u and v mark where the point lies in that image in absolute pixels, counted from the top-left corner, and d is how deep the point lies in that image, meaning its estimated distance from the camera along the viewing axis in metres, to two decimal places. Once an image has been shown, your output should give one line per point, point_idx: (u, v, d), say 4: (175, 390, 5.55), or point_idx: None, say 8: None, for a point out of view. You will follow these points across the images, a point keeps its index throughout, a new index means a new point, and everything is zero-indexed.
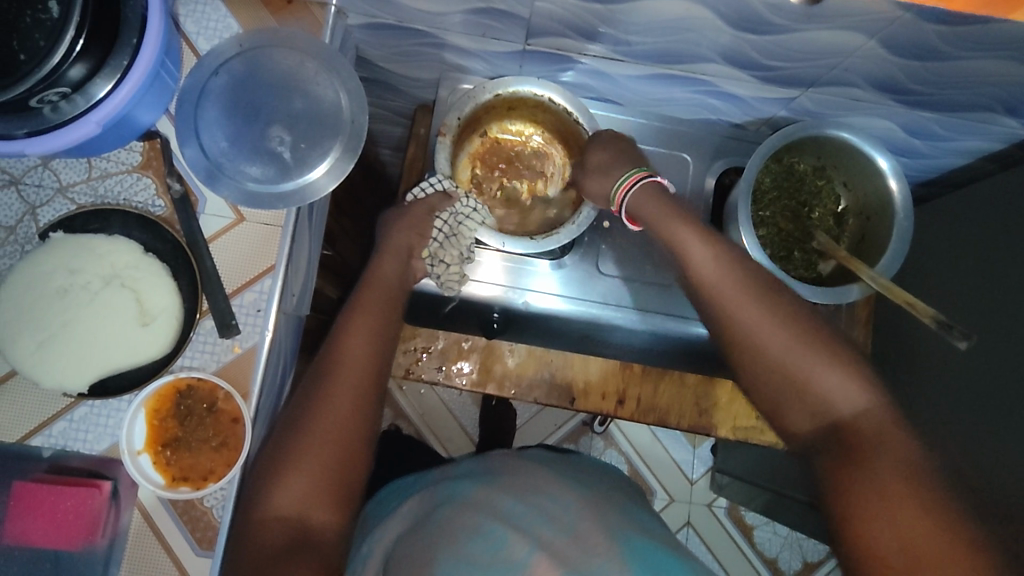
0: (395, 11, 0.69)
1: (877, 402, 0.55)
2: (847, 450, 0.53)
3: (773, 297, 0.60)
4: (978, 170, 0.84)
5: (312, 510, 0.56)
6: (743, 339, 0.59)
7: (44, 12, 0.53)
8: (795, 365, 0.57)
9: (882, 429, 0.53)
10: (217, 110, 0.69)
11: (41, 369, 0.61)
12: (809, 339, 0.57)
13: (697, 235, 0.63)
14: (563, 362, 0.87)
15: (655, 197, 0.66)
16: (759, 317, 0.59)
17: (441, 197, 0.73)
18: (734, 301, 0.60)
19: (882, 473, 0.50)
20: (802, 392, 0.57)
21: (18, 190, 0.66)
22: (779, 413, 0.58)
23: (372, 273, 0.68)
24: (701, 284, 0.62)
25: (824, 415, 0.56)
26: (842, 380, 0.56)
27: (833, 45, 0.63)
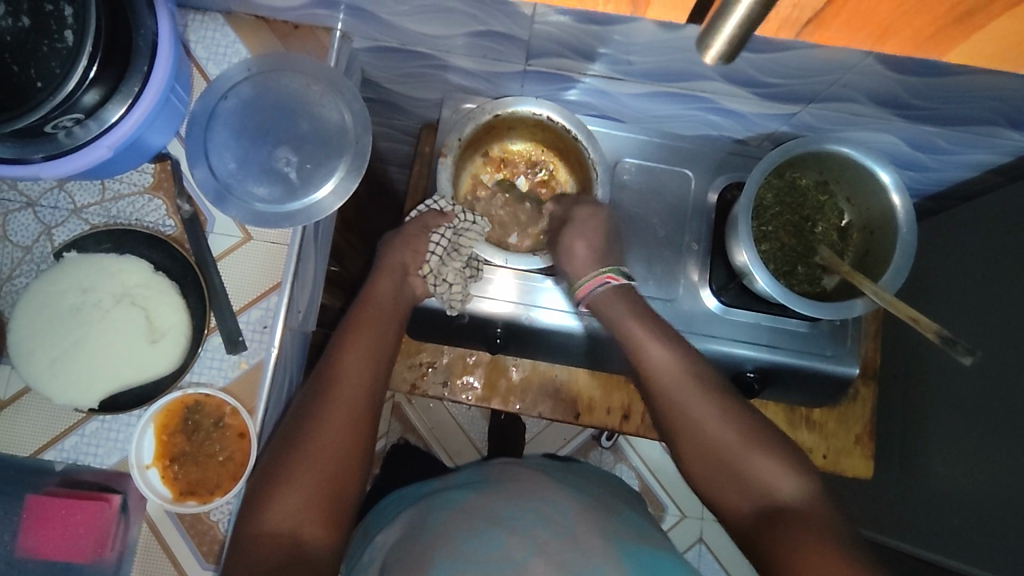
0: (398, 34, 0.70)
1: (812, 490, 0.57)
2: (790, 534, 0.54)
3: (719, 393, 0.63)
4: (985, 183, 0.83)
5: (306, 525, 0.56)
6: (690, 431, 0.62)
7: (59, 41, 0.55)
8: (738, 454, 0.60)
9: (811, 510, 0.56)
10: (227, 133, 0.71)
11: (53, 386, 0.63)
12: (749, 431, 0.61)
13: (654, 334, 0.67)
14: (567, 377, 0.89)
15: (622, 297, 0.70)
16: (705, 410, 0.62)
17: (436, 215, 0.75)
18: (681, 394, 0.63)
19: (816, 552, 0.52)
20: (742, 478, 0.59)
21: (35, 212, 0.68)
22: (719, 498, 0.61)
23: (366, 296, 0.71)
24: (653, 378, 0.65)
25: (761, 499, 0.58)
26: (776, 468, 0.58)
27: (829, 61, 0.63)
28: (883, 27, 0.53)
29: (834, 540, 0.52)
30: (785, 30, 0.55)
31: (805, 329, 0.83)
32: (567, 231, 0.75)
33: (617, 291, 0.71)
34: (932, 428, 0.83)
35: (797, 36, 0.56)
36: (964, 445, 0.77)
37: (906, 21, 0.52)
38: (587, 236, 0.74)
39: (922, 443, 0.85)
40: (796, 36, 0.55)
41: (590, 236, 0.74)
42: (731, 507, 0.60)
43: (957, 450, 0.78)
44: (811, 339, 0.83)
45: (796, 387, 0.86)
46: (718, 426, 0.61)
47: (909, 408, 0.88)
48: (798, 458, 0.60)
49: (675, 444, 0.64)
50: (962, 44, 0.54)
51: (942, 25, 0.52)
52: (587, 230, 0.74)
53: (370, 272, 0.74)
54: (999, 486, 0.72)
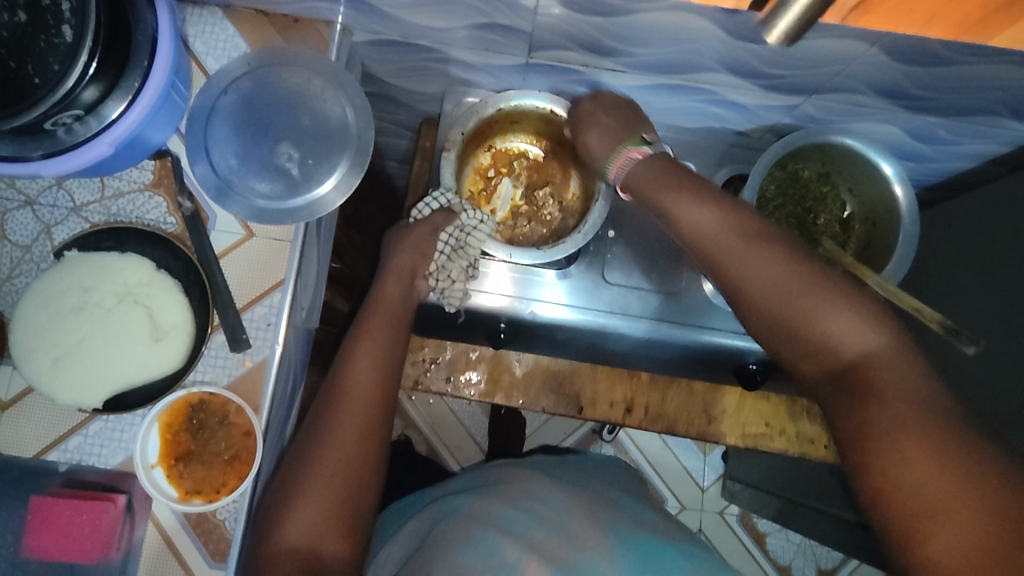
0: (399, 27, 0.70)
1: (891, 341, 0.49)
2: (866, 400, 0.48)
3: (768, 242, 0.54)
4: (985, 173, 0.84)
5: (324, 539, 0.55)
6: (743, 294, 0.54)
7: (56, 37, 0.54)
8: (798, 314, 0.52)
9: (894, 369, 0.48)
10: (227, 128, 0.70)
11: (56, 385, 0.62)
12: (811, 280, 0.52)
13: (690, 193, 0.58)
14: (570, 371, 0.89)
15: (650, 167, 0.62)
16: (757, 265, 0.54)
17: (444, 214, 0.74)
18: (727, 255, 0.55)
19: (894, 415, 0.46)
20: (807, 336, 0.51)
21: (34, 210, 0.67)
22: (784, 356, 0.54)
23: (375, 300, 0.69)
24: (697, 241, 0.57)
25: (831, 356, 0.51)
26: (850, 322, 0.50)
27: (833, 52, 0.63)
28: (930, 15, 0.53)
29: (920, 403, 0.46)
30: (832, 16, 0.55)
31: None
32: (581, 128, 0.71)
33: (643, 163, 0.64)
34: None
35: (844, 21, 0.56)
36: None
37: (952, 8, 0.51)
38: (600, 123, 0.69)
39: None
40: (843, 21, 0.56)
41: (603, 124, 0.69)
42: (800, 366, 0.54)
43: None
44: None
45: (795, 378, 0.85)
46: (773, 283, 0.53)
47: None
48: (873, 306, 0.51)
49: (733, 302, 0.56)
50: (1008, 30, 0.54)
51: (992, 9, 0.51)
52: (597, 120, 0.70)
53: (376, 274, 0.72)
54: None
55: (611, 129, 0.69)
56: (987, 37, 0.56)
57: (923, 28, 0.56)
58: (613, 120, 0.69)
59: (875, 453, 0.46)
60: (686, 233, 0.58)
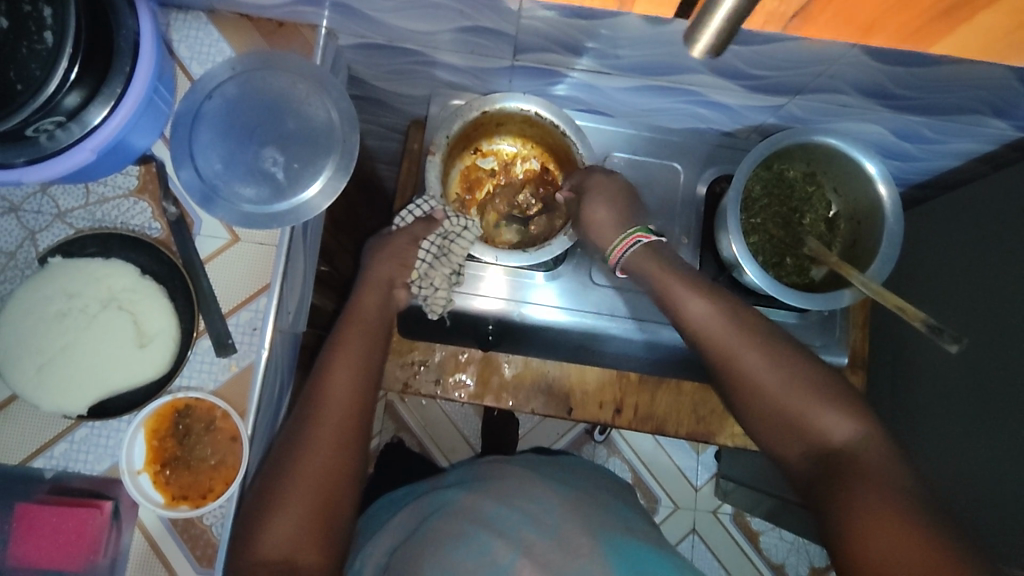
0: (384, 31, 0.70)
1: (870, 439, 0.56)
2: (850, 485, 0.53)
3: (765, 341, 0.62)
4: (970, 171, 0.84)
5: (300, 550, 0.55)
6: (745, 386, 0.61)
7: (39, 43, 0.54)
8: (794, 408, 0.59)
9: (876, 461, 0.55)
10: (212, 133, 0.70)
11: (40, 393, 0.62)
12: (808, 383, 0.60)
13: (695, 289, 0.65)
14: (559, 373, 0.86)
15: (652, 260, 0.68)
16: (757, 363, 0.61)
17: (424, 223, 0.74)
18: (734, 349, 0.62)
19: (882, 503, 0.51)
20: (800, 429, 0.59)
21: (18, 216, 0.67)
22: (777, 450, 0.61)
23: (352, 309, 0.69)
24: (704, 334, 0.64)
25: (820, 451, 0.58)
26: (837, 421, 0.58)
27: (814, 53, 0.63)
28: (872, 19, 0.51)
29: (903, 496, 0.51)
30: (771, 25, 0.53)
31: (795, 321, 0.85)
32: (586, 199, 0.72)
33: (650, 251, 0.68)
34: (917, 416, 0.84)
35: (783, 31, 0.54)
36: (952, 430, 0.78)
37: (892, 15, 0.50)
38: (608, 198, 0.72)
39: (907, 431, 0.86)
40: (783, 28, 0.53)
41: (608, 197, 0.72)
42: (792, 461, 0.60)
43: (941, 436, 0.80)
44: (801, 330, 0.86)
45: None
46: (772, 378, 0.60)
47: (896, 397, 0.89)
48: (858, 406, 0.59)
49: (733, 398, 0.63)
50: (948, 37, 0.52)
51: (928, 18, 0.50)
52: (606, 195, 0.72)
53: (355, 284, 0.72)
54: (982, 474, 0.72)
55: (615, 201, 0.71)
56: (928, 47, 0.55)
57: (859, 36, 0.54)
58: (623, 200, 0.72)
59: (859, 541, 0.50)
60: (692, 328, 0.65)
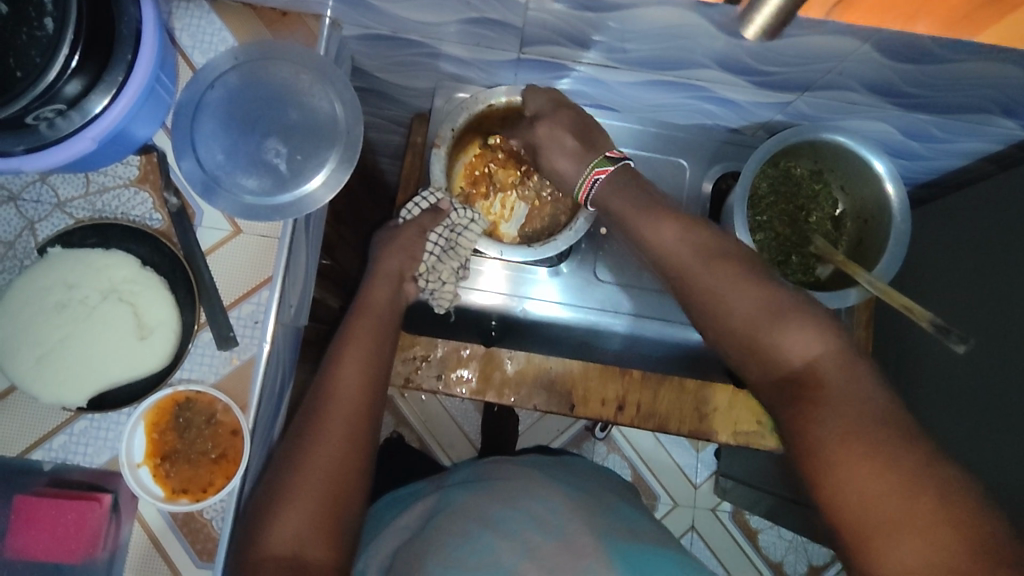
0: (389, 21, 0.69)
1: (831, 352, 0.56)
2: (810, 402, 0.54)
3: (729, 264, 0.62)
4: (978, 171, 0.84)
5: (308, 546, 0.54)
6: (710, 311, 0.61)
7: (39, 29, 0.53)
8: (756, 328, 0.59)
9: (837, 374, 0.55)
10: (214, 123, 0.70)
11: (39, 384, 0.62)
12: (769, 302, 0.59)
13: (662, 219, 0.65)
14: (562, 369, 0.85)
15: (612, 193, 0.69)
16: (722, 285, 0.61)
17: (431, 214, 0.73)
18: (699, 275, 0.62)
19: (839, 419, 0.52)
20: (763, 349, 0.59)
21: (17, 205, 0.66)
22: (744, 368, 0.61)
23: (362, 303, 0.68)
24: (669, 263, 0.65)
25: (783, 368, 0.58)
26: (799, 337, 0.57)
27: (825, 49, 0.62)
28: (920, 4, 0.49)
29: (861, 410, 0.52)
30: (816, 9, 0.52)
31: None
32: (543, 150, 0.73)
33: (611, 185, 0.69)
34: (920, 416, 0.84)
35: (827, 16, 0.53)
36: (956, 432, 0.78)
37: (943, 0, 0.49)
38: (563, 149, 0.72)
39: None
40: (824, 15, 0.53)
41: (565, 145, 0.72)
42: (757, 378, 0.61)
43: (945, 437, 0.79)
44: None
45: None
46: (735, 301, 0.60)
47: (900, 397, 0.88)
48: (819, 320, 0.58)
49: (700, 322, 0.63)
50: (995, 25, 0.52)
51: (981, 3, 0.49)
52: (557, 140, 0.72)
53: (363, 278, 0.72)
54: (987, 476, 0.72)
55: (573, 147, 0.71)
56: (971, 33, 0.54)
57: (905, 23, 0.53)
58: (577, 142, 0.71)
59: (820, 456, 0.52)
60: (657, 256, 0.66)
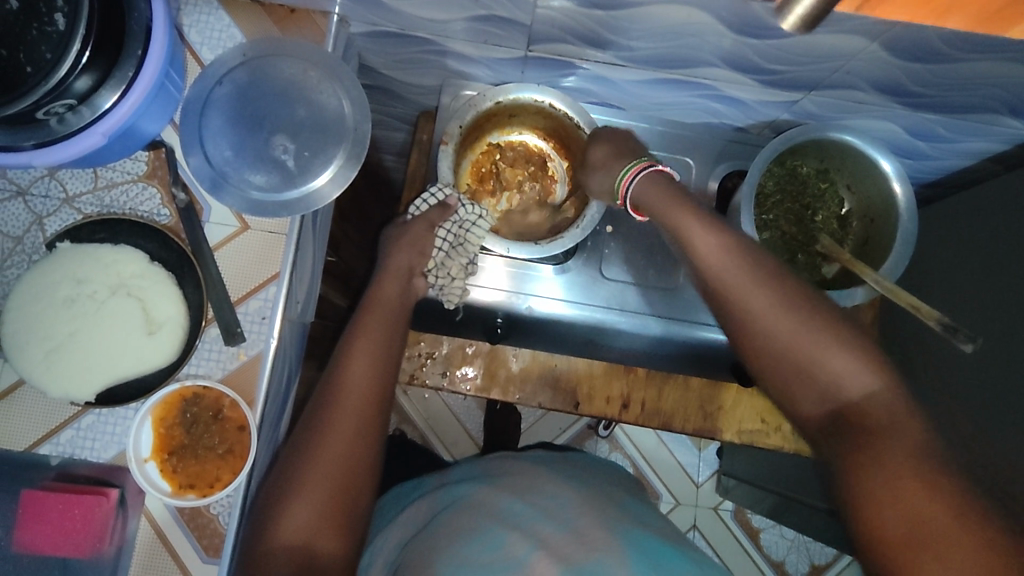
0: (397, 19, 0.69)
1: (884, 385, 0.53)
2: (866, 440, 0.51)
3: (779, 280, 0.57)
4: (983, 171, 0.84)
5: (318, 537, 0.55)
6: (751, 330, 0.57)
7: (49, 25, 0.53)
8: (805, 354, 0.55)
9: (891, 412, 0.52)
10: (222, 119, 0.69)
11: (47, 379, 0.62)
12: (820, 326, 0.55)
13: (703, 224, 0.60)
14: (567, 367, 0.85)
15: (664, 186, 0.63)
16: (768, 302, 0.56)
17: (439, 209, 0.73)
18: (742, 288, 0.57)
19: (901, 459, 0.49)
20: (809, 376, 0.55)
21: (25, 201, 0.66)
22: (783, 395, 0.57)
23: (372, 297, 0.68)
24: (709, 276, 0.59)
25: (833, 399, 0.54)
26: (852, 367, 0.54)
27: (833, 48, 0.62)
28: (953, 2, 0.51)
29: (921, 451, 0.49)
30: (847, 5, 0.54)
31: None
32: (593, 148, 0.72)
33: (662, 179, 0.64)
34: None
35: (858, 11, 0.54)
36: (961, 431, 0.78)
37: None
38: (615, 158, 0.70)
39: None
40: (857, 10, 0.54)
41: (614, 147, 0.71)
42: (799, 406, 0.57)
43: None
44: None
45: None
46: (780, 323, 0.56)
47: None
48: (870, 349, 0.55)
49: (735, 341, 0.59)
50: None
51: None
52: (611, 141, 0.71)
53: (374, 272, 0.72)
54: None
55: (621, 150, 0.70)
56: (1004, 28, 0.55)
57: (938, 19, 0.55)
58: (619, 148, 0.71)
59: (870, 495, 0.49)
60: (697, 267, 0.60)
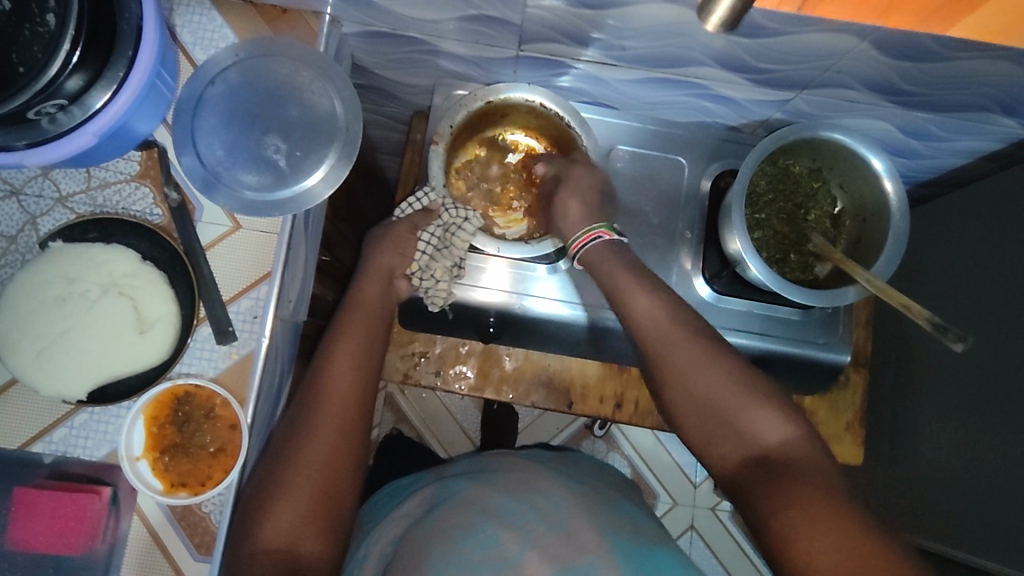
0: (389, 19, 0.69)
1: (798, 438, 0.58)
2: (784, 485, 0.54)
3: (706, 341, 0.64)
4: (977, 170, 0.84)
5: (303, 539, 0.55)
6: (678, 382, 0.62)
7: (41, 25, 0.53)
8: (728, 404, 0.60)
9: (806, 460, 0.56)
10: (215, 119, 0.70)
11: (40, 379, 0.62)
12: (740, 380, 0.61)
13: (645, 287, 0.67)
14: (561, 366, 0.87)
15: (610, 253, 0.71)
16: (693, 358, 0.62)
17: (422, 213, 0.75)
18: (672, 343, 0.64)
19: (814, 498, 0.52)
20: (732, 427, 0.59)
21: (19, 200, 0.67)
22: (709, 449, 0.61)
23: (354, 299, 0.69)
24: (644, 332, 0.65)
25: (753, 448, 0.58)
26: (768, 418, 0.58)
27: (823, 47, 0.62)
28: (888, 2, 0.49)
29: (831, 493, 0.52)
30: (787, 5, 0.53)
31: (798, 317, 0.85)
32: (562, 191, 0.75)
33: (610, 247, 0.71)
34: (921, 415, 0.84)
35: (800, 11, 0.54)
36: (956, 430, 0.78)
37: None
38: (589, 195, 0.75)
39: (912, 430, 0.85)
40: (799, 8, 0.53)
41: (583, 196, 0.74)
42: (723, 460, 0.60)
43: (947, 437, 0.79)
44: (804, 327, 0.85)
45: (787, 373, 0.88)
46: (705, 375, 0.61)
47: (900, 397, 0.88)
48: (787, 406, 0.60)
49: (665, 395, 0.64)
50: (968, 18, 0.50)
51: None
52: (580, 188, 0.75)
53: (355, 274, 0.72)
54: (989, 477, 0.72)
55: (588, 202, 0.74)
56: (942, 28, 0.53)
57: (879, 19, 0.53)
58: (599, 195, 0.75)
59: (781, 534, 0.51)
60: (637, 326, 0.67)
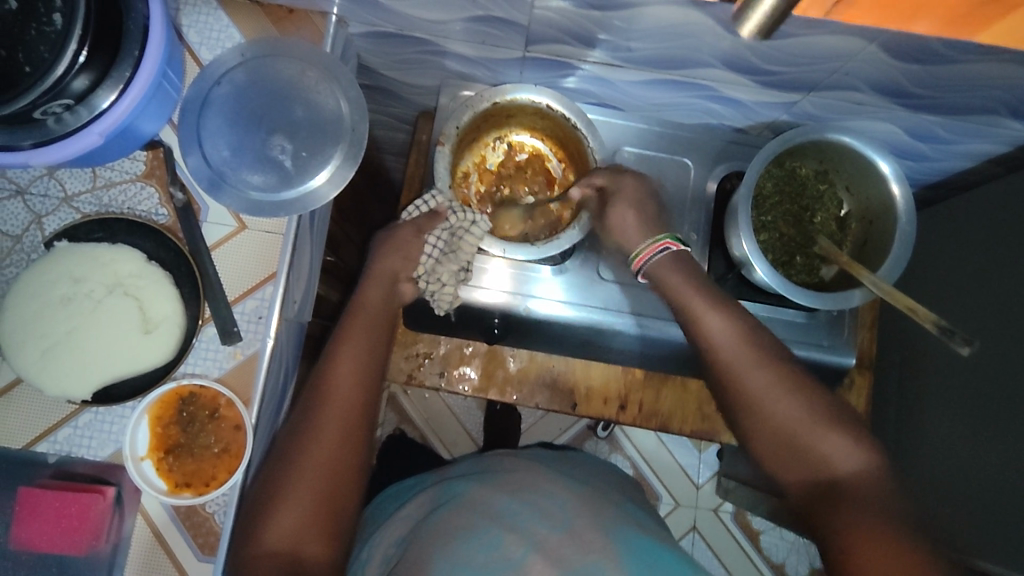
0: (395, 19, 0.69)
1: (870, 463, 0.60)
2: (854, 512, 0.57)
3: (776, 364, 0.64)
4: (984, 173, 0.84)
5: (305, 541, 0.55)
6: (752, 407, 0.63)
7: (48, 24, 0.53)
8: (801, 433, 0.61)
9: (878, 489, 0.58)
10: (220, 119, 0.70)
11: (45, 379, 0.62)
12: (815, 410, 0.62)
13: (715, 308, 0.66)
14: (565, 368, 0.87)
15: (677, 269, 0.69)
16: (768, 387, 0.63)
17: (429, 216, 0.73)
18: (748, 370, 0.64)
19: (878, 528, 0.55)
20: (804, 453, 0.62)
21: (24, 200, 0.67)
22: (777, 469, 0.64)
23: (358, 303, 0.68)
24: (715, 353, 0.65)
25: (824, 474, 0.61)
26: (842, 445, 0.61)
27: (831, 49, 0.62)
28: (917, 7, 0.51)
29: (898, 523, 0.55)
30: (814, 8, 0.53)
31: (802, 320, 0.85)
32: (615, 200, 0.72)
33: (675, 261, 0.69)
34: (926, 418, 0.84)
35: (827, 15, 0.54)
36: (962, 434, 0.78)
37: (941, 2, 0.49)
38: (637, 206, 0.72)
39: (917, 433, 0.85)
40: (826, 14, 0.54)
41: (637, 203, 0.72)
42: (790, 481, 0.63)
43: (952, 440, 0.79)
44: (809, 329, 0.85)
45: None
46: (781, 404, 0.62)
47: (905, 400, 0.88)
48: (860, 430, 0.62)
49: (733, 416, 0.66)
50: (997, 24, 0.52)
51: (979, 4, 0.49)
52: (634, 198, 0.72)
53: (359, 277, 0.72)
54: (995, 481, 0.72)
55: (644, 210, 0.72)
56: (972, 33, 0.54)
57: (907, 26, 0.54)
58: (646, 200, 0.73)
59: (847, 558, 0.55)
60: (706, 347, 0.66)
